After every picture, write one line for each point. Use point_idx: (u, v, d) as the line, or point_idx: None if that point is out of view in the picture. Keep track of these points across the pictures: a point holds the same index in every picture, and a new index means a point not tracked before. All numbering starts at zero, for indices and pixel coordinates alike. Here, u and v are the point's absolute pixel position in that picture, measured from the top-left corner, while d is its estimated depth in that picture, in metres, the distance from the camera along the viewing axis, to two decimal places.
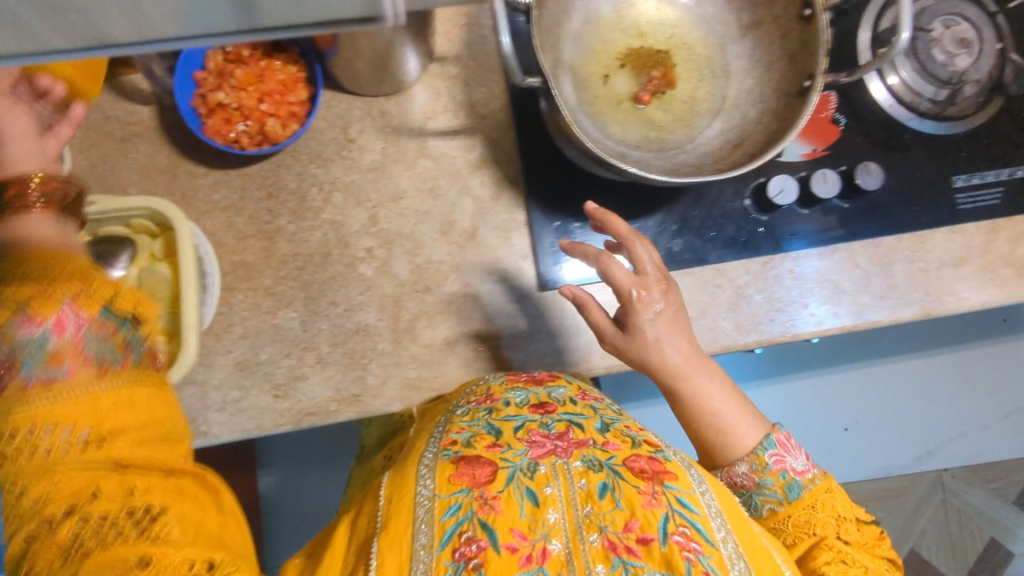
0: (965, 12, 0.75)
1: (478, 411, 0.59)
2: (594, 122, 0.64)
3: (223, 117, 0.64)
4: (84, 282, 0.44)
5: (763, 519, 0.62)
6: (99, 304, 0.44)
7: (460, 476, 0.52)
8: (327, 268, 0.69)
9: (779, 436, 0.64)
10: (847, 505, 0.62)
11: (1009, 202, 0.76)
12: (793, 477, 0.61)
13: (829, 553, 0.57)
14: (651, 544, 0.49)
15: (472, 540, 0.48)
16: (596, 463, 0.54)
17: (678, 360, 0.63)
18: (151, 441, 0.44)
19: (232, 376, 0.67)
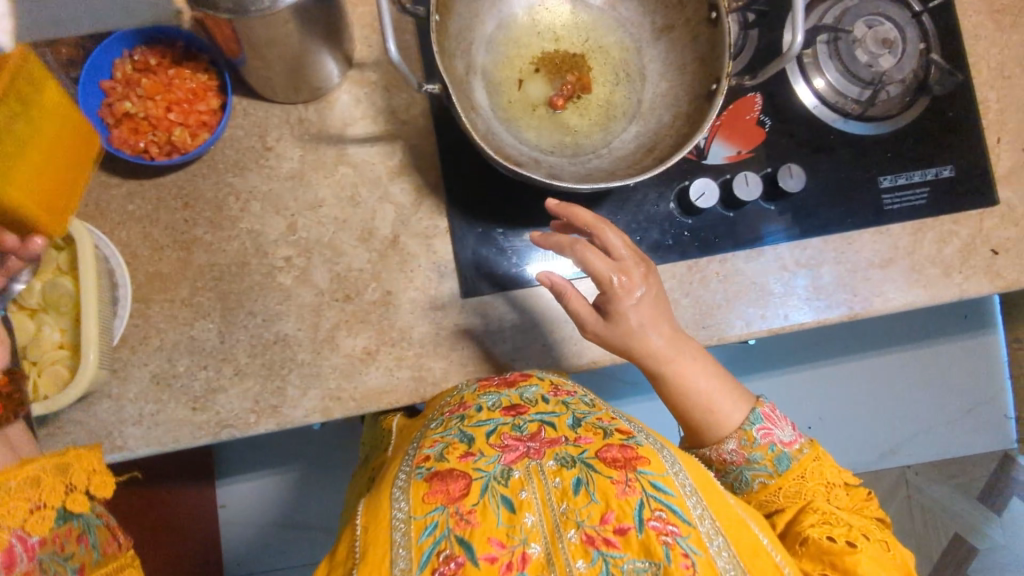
0: (887, 12, 0.75)
1: (451, 420, 0.61)
2: (508, 128, 0.64)
3: (130, 127, 0.63)
4: (41, 480, 0.45)
5: (754, 493, 0.64)
6: (48, 520, 0.45)
7: (434, 494, 0.53)
8: (244, 278, 0.68)
9: (764, 409, 0.66)
10: (835, 471, 0.64)
11: (934, 202, 0.76)
12: (781, 449, 0.64)
13: (817, 514, 0.59)
14: (629, 533, 0.50)
15: (451, 557, 0.49)
16: (570, 459, 0.56)
17: (661, 346, 0.63)
18: None
19: (149, 389, 0.66)
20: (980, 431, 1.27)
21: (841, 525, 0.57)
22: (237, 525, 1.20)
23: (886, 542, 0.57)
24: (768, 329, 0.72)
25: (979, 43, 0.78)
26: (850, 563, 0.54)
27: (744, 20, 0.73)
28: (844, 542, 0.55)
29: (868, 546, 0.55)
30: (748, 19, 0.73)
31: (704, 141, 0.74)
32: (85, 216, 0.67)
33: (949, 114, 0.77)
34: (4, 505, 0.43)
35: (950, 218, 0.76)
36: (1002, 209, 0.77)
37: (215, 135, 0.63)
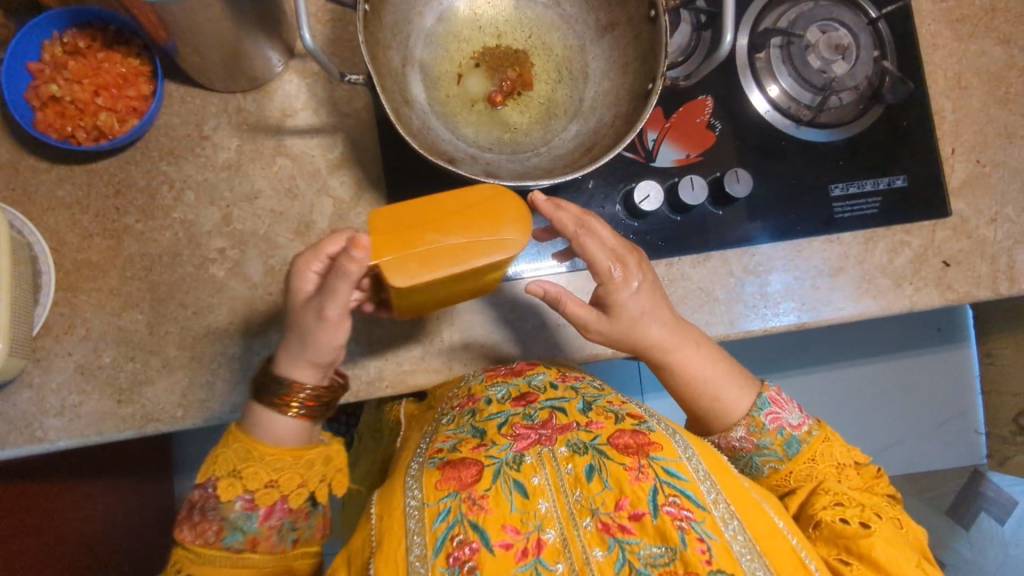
0: (841, 18, 0.74)
1: (462, 416, 0.61)
2: (445, 123, 0.63)
3: (56, 111, 0.61)
4: (322, 465, 0.60)
5: (765, 477, 0.64)
6: (303, 496, 0.60)
7: (446, 481, 0.53)
8: (176, 269, 0.67)
9: (770, 393, 0.65)
10: (846, 452, 0.64)
11: (886, 211, 0.75)
12: (791, 432, 0.63)
13: (828, 495, 0.59)
14: (644, 518, 0.50)
15: (465, 543, 0.49)
16: (581, 446, 0.55)
17: (660, 336, 0.62)
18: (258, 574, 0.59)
19: (72, 380, 0.64)
20: (952, 446, 1.25)
21: (853, 507, 0.57)
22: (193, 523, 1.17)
23: (897, 521, 0.58)
24: (712, 336, 0.71)
25: (935, 52, 0.78)
26: (866, 546, 0.54)
27: (696, 22, 0.72)
28: (858, 523, 0.55)
29: (881, 525, 0.55)
30: (701, 20, 0.72)
31: (652, 143, 0.73)
32: (13, 200, 0.65)
33: (903, 123, 0.76)
34: (251, 475, 0.58)
35: (902, 228, 0.75)
36: (955, 221, 0.75)
37: (143, 122, 0.62)
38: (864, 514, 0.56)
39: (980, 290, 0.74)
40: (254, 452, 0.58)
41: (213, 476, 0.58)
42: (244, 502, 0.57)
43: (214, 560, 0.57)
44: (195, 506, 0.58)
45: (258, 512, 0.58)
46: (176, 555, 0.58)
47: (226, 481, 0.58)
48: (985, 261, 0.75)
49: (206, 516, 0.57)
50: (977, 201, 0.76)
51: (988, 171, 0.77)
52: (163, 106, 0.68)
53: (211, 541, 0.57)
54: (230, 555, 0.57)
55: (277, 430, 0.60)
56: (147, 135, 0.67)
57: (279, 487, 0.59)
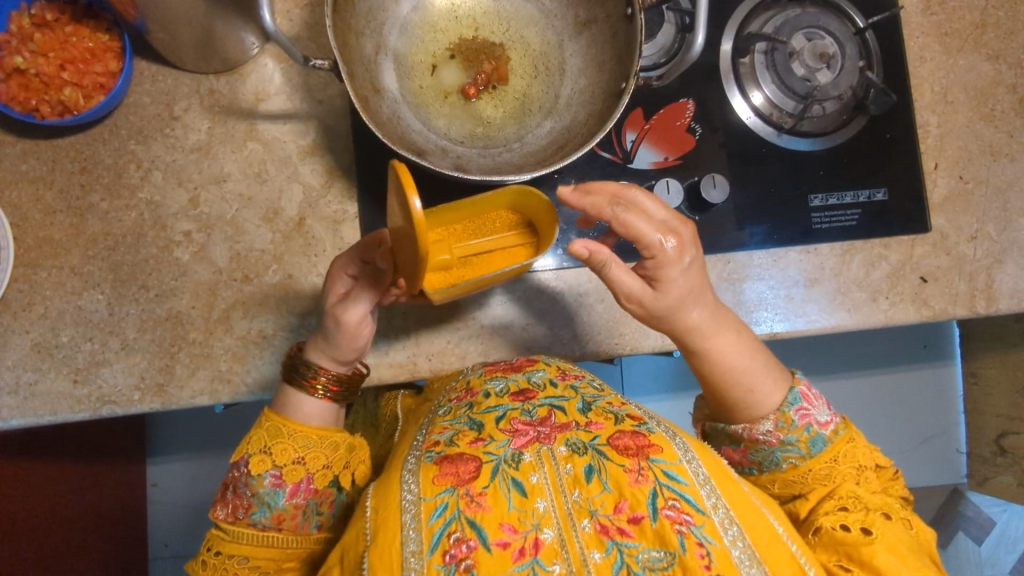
0: (827, 27, 0.74)
1: (459, 408, 0.58)
2: (417, 113, 0.63)
3: (21, 83, 0.61)
4: (343, 450, 0.60)
5: (780, 474, 0.60)
6: (329, 479, 0.59)
7: (444, 477, 0.49)
8: (139, 251, 0.66)
9: (801, 388, 0.61)
10: (869, 453, 0.60)
11: (866, 224, 0.74)
12: (817, 430, 0.59)
13: (834, 498, 0.56)
14: (643, 522, 0.46)
15: (462, 540, 0.45)
16: (581, 446, 0.51)
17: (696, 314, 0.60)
18: (279, 554, 0.58)
19: (28, 357, 0.63)
20: (932, 464, 1.24)
21: (856, 510, 0.54)
22: (164, 509, 1.16)
23: (908, 523, 0.54)
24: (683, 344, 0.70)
25: (923, 65, 0.77)
26: (867, 553, 0.50)
27: (681, 23, 0.71)
28: (860, 528, 0.51)
29: (884, 530, 0.51)
30: (685, 22, 0.71)
31: (631, 144, 0.72)
32: None
33: (887, 135, 0.75)
34: (286, 449, 0.58)
35: (880, 241, 0.74)
36: (935, 237, 0.74)
37: (110, 97, 0.63)
38: (867, 519, 0.52)
39: (957, 307, 0.73)
40: (285, 433, 0.58)
41: (245, 454, 0.58)
42: (273, 476, 0.57)
43: (243, 537, 0.56)
44: (229, 483, 0.58)
45: (283, 489, 0.57)
46: (209, 531, 0.58)
47: (258, 456, 0.57)
48: (964, 278, 0.74)
49: (238, 492, 0.57)
50: (958, 218, 0.75)
51: (970, 189, 0.76)
52: (134, 85, 0.67)
53: (241, 517, 0.57)
54: (257, 533, 0.57)
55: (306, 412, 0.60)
56: (115, 113, 0.66)
57: (307, 465, 0.58)
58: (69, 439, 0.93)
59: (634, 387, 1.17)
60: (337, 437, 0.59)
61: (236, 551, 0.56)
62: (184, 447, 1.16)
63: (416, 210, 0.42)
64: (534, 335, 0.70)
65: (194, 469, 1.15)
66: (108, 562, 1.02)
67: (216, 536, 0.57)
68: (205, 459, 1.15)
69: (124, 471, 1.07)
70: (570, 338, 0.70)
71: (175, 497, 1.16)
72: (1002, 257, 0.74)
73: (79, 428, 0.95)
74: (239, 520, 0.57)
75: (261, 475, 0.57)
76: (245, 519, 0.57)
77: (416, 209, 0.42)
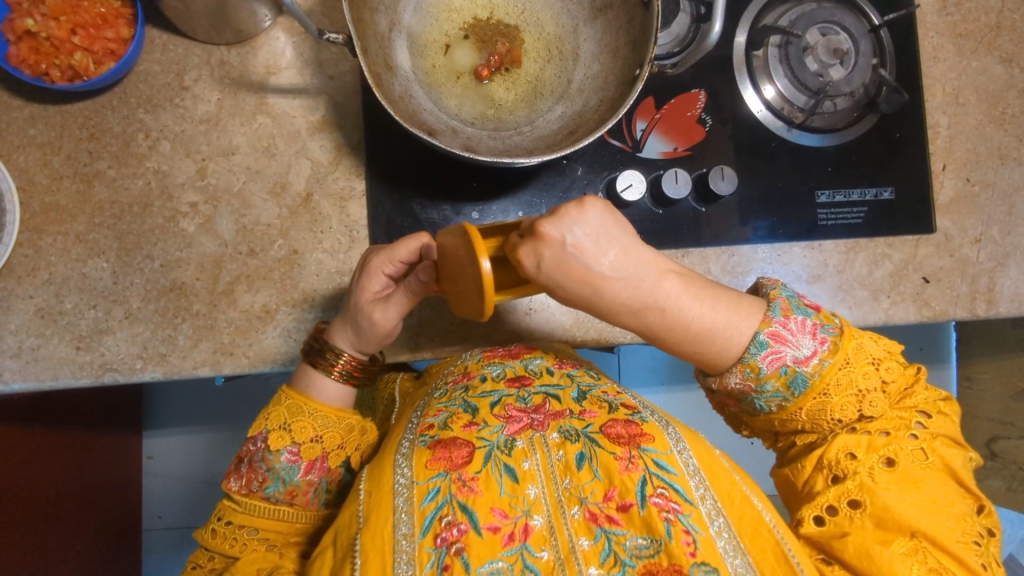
0: (843, 23, 0.73)
1: (454, 390, 0.57)
2: (430, 92, 0.63)
3: (31, 46, 0.60)
4: (359, 433, 0.61)
5: (774, 416, 0.56)
6: (341, 459, 0.59)
7: (437, 461, 0.50)
8: (146, 220, 0.66)
9: (769, 331, 0.54)
10: (869, 371, 0.54)
11: (871, 222, 0.74)
12: (796, 370, 0.54)
13: (824, 466, 0.54)
14: (631, 510, 0.47)
15: (453, 524, 0.46)
16: (573, 433, 0.52)
17: (618, 294, 0.50)
18: (287, 528, 0.58)
19: (31, 322, 0.63)
20: None
21: (845, 477, 0.52)
22: (159, 481, 1.16)
23: (919, 454, 0.53)
24: None
25: (936, 65, 0.77)
26: (839, 547, 0.50)
27: (696, 13, 0.71)
28: (845, 508, 0.51)
29: (875, 495, 0.50)
30: (700, 12, 0.71)
31: (640, 133, 0.72)
32: None
33: (896, 134, 0.75)
34: (307, 428, 0.58)
35: (885, 240, 0.74)
36: (939, 238, 0.75)
37: (121, 63, 0.63)
38: (853, 489, 0.51)
39: (957, 309, 0.74)
40: (312, 415, 0.58)
41: (264, 430, 0.58)
42: (291, 453, 0.57)
43: (255, 509, 0.57)
44: (244, 456, 0.58)
45: (300, 465, 0.57)
46: (220, 502, 0.58)
47: (277, 433, 0.58)
48: (965, 280, 0.74)
49: (253, 466, 0.57)
50: (963, 220, 0.75)
51: (976, 191, 0.76)
52: (144, 53, 0.67)
53: (255, 490, 0.57)
54: (268, 506, 0.57)
55: (326, 394, 0.61)
56: (124, 81, 0.66)
57: (324, 444, 0.58)
58: (67, 407, 0.94)
59: (632, 378, 1.18)
60: (354, 420, 0.60)
61: (246, 521, 0.57)
62: (181, 420, 1.16)
63: (484, 271, 0.44)
64: (534, 321, 0.70)
65: (191, 442, 1.16)
66: (102, 530, 1.03)
67: (227, 507, 0.58)
68: (202, 433, 1.16)
69: (121, 442, 1.08)
70: (573, 324, 0.71)
71: (172, 470, 1.16)
72: (1004, 260, 0.75)
73: (76, 397, 0.96)
74: (255, 493, 0.57)
75: (279, 451, 0.57)
76: (260, 491, 0.57)
77: (485, 271, 0.44)
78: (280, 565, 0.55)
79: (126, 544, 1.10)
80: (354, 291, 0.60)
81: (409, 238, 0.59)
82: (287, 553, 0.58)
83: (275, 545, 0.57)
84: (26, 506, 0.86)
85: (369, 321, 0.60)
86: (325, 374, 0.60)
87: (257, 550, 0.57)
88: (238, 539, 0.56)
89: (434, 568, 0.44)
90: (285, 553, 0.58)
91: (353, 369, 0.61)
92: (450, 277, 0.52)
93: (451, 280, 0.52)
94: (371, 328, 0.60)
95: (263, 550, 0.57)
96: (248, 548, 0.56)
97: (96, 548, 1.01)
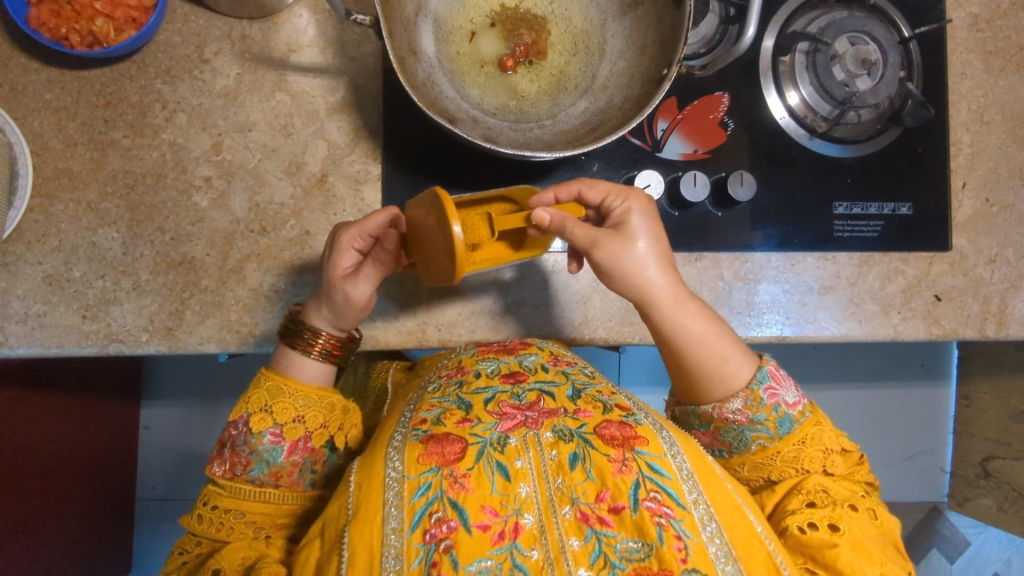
0: (873, 32, 0.72)
1: (449, 385, 0.57)
2: (453, 80, 0.63)
3: (52, 10, 0.60)
4: (339, 415, 0.60)
5: (749, 456, 0.58)
6: (324, 439, 0.59)
7: (429, 456, 0.49)
8: (158, 192, 0.65)
9: (770, 368, 0.59)
10: (835, 437, 0.59)
11: (887, 237, 0.74)
12: (785, 411, 0.58)
13: (801, 492, 0.54)
14: (623, 512, 0.46)
15: (443, 520, 0.45)
16: (568, 433, 0.51)
17: (658, 287, 0.57)
18: (274, 512, 0.57)
19: (39, 288, 0.63)
20: (913, 481, 1.23)
21: (823, 506, 0.53)
22: (154, 452, 1.16)
23: (871, 513, 0.54)
24: None
25: (963, 81, 0.76)
26: (831, 556, 0.49)
27: (725, 14, 0.70)
28: (827, 525, 0.51)
29: (850, 525, 0.51)
30: (729, 13, 0.70)
31: (660, 133, 0.71)
32: None
33: (918, 149, 0.75)
34: (286, 407, 0.58)
35: (899, 256, 0.74)
36: (954, 256, 0.74)
37: (142, 32, 0.62)
38: (833, 515, 0.51)
39: (967, 329, 0.73)
40: (290, 394, 0.58)
41: (244, 413, 0.58)
42: (273, 435, 0.57)
43: (239, 492, 0.56)
44: (226, 441, 0.58)
45: (283, 447, 0.57)
46: (206, 487, 0.58)
47: (259, 415, 0.57)
48: (977, 301, 0.74)
49: (236, 450, 0.57)
50: (979, 239, 0.74)
51: (995, 212, 0.75)
52: (165, 23, 0.66)
53: (239, 474, 0.57)
54: (253, 488, 0.57)
55: (304, 373, 0.60)
56: (145, 50, 0.65)
57: (305, 424, 0.58)
58: (68, 374, 0.94)
59: (631, 379, 1.17)
60: (333, 401, 0.60)
61: (233, 505, 0.56)
62: (178, 394, 1.16)
63: (455, 236, 0.47)
64: (543, 317, 0.70)
65: (188, 416, 1.16)
66: (96, 498, 1.04)
67: (212, 492, 0.57)
68: (200, 407, 1.16)
69: (120, 411, 1.08)
70: (578, 324, 0.70)
71: (166, 442, 1.16)
72: (1018, 282, 0.74)
73: (79, 364, 0.96)
74: (241, 479, 0.57)
75: (261, 433, 0.57)
76: (245, 476, 0.57)
77: (456, 235, 0.47)
78: (265, 554, 0.54)
79: (119, 513, 1.11)
80: (326, 269, 0.60)
81: (380, 213, 0.59)
82: (274, 537, 0.57)
83: (262, 531, 0.57)
84: (22, 470, 0.86)
85: (344, 297, 0.59)
86: (301, 355, 0.60)
87: (245, 533, 0.56)
88: (225, 523, 0.56)
89: (422, 564, 0.44)
90: (274, 537, 0.57)
91: (331, 348, 0.61)
92: (422, 246, 0.54)
93: (423, 249, 0.54)
94: (348, 306, 0.59)
95: (249, 536, 0.56)
96: (235, 534, 0.56)
97: (86, 514, 1.01)
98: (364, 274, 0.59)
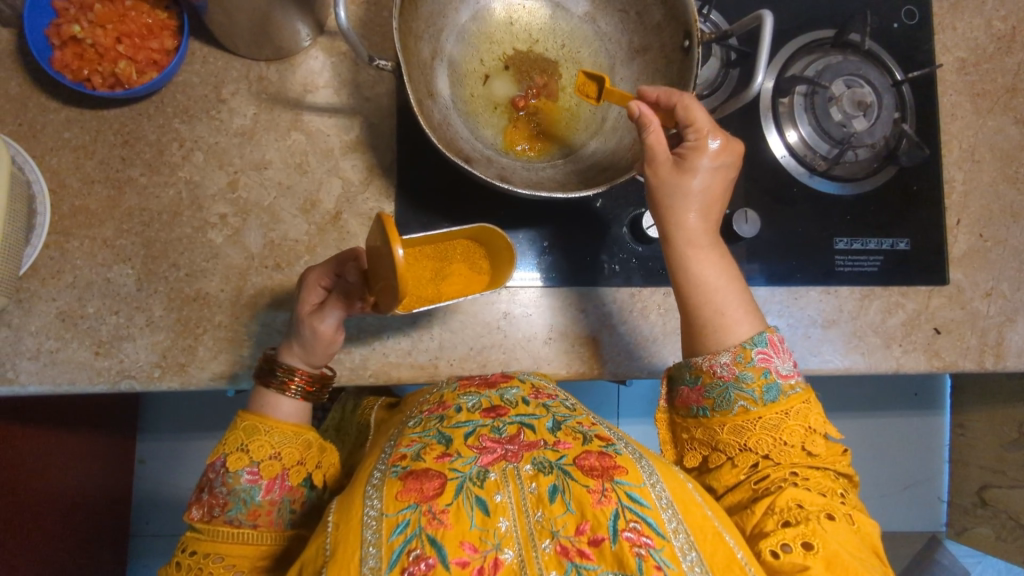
0: (868, 76, 0.75)
1: (429, 420, 0.55)
2: (467, 120, 0.65)
3: (76, 52, 0.62)
4: (314, 449, 0.59)
5: (729, 419, 0.56)
6: (302, 476, 0.58)
7: (407, 492, 0.47)
8: (174, 229, 0.66)
9: (772, 336, 0.57)
10: (823, 419, 0.56)
11: (886, 271, 0.76)
12: (775, 378, 0.56)
13: (776, 512, 0.51)
14: (603, 544, 0.44)
15: (421, 558, 0.43)
16: (547, 465, 0.49)
17: (695, 221, 0.58)
18: (252, 553, 0.56)
19: (52, 324, 0.63)
20: (911, 511, 1.24)
21: (797, 524, 0.49)
22: (150, 487, 1.14)
23: (848, 518, 0.51)
24: None
25: (953, 122, 0.79)
26: None
27: (727, 58, 0.74)
28: (800, 546, 0.47)
29: (826, 541, 0.47)
30: (730, 57, 0.73)
31: None
32: (17, 135, 0.65)
33: (913, 186, 0.77)
34: (258, 443, 0.57)
35: (899, 289, 0.76)
36: (951, 290, 0.76)
37: (163, 73, 0.64)
38: (807, 531, 0.48)
39: (966, 361, 0.75)
40: (260, 431, 0.57)
41: (221, 455, 0.57)
42: (251, 474, 0.56)
43: (218, 534, 0.55)
44: (205, 485, 0.56)
45: (260, 487, 0.56)
46: (184, 535, 0.57)
47: (236, 454, 0.56)
48: (975, 333, 0.75)
49: (214, 492, 0.56)
50: (974, 273, 0.77)
51: (989, 247, 0.77)
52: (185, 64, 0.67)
53: (217, 516, 0.55)
54: (231, 530, 0.55)
55: (278, 412, 0.60)
56: (163, 90, 0.67)
57: (282, 460, 0.57)
58: (70, 408, 0.93)
59: (629, 413, 1.17)
60: (305, 436, 0.59)
61: (212, 549, 0.55)
62: (175, 429, 1.14)
63: (398, 258, 0.46)
64: (552, 351, 0.70)
65: (186, 450, 1.14)
66: (92, 534, 1.02)
67: (192, 538, 0.56)
68: (198, 441, 1.14)
69: (118, 446, 1.07)
70: (578, 357, 0.70)
71: (163, 477, 1.14)
72: (1013, 315, 0.76)
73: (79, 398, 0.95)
74: (218, 521, 0.55)
75: (238, 473, 0.56)
76: (223, 519, 0.55)
77: (399, 257, 0.46)
78: None
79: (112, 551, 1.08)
80: (295, 307, 0.61)
81: (348, 251, 0.61)
82: None
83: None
84: (21, 504, 0.85)
85: (314, 330, 0.59)
86: (274, 393, 0.60)
87: None
88: (203, 568, 0.54)
89: None
90: None
91: (302, 381, 0.60)
92: (375, 274, 0.54)
93: (377, 279, 0.54)
94: (320, 338, 0.60)
95: None
96: None
97: (80, 552, 0.99)
98: (334, 304, 0.59)
